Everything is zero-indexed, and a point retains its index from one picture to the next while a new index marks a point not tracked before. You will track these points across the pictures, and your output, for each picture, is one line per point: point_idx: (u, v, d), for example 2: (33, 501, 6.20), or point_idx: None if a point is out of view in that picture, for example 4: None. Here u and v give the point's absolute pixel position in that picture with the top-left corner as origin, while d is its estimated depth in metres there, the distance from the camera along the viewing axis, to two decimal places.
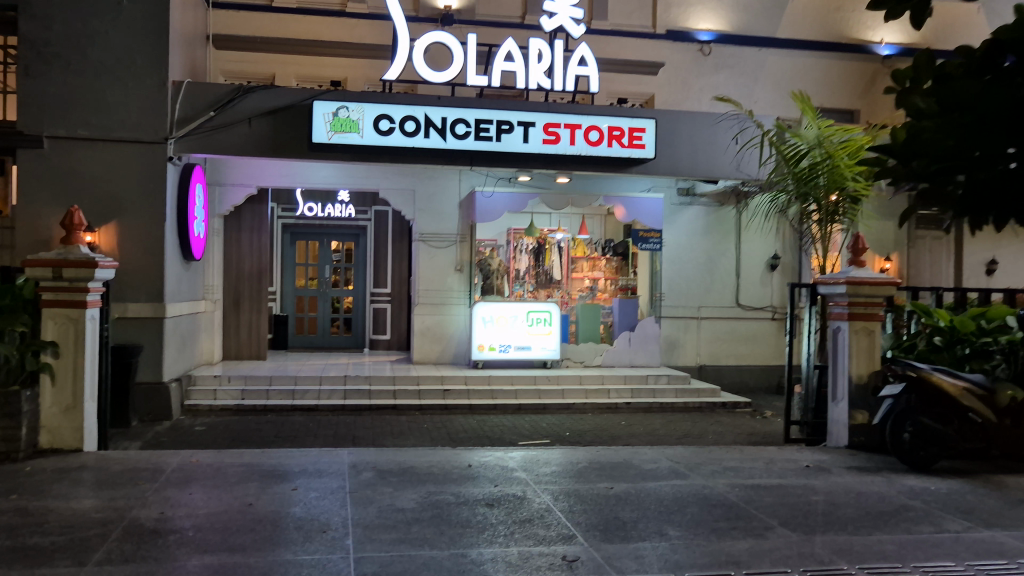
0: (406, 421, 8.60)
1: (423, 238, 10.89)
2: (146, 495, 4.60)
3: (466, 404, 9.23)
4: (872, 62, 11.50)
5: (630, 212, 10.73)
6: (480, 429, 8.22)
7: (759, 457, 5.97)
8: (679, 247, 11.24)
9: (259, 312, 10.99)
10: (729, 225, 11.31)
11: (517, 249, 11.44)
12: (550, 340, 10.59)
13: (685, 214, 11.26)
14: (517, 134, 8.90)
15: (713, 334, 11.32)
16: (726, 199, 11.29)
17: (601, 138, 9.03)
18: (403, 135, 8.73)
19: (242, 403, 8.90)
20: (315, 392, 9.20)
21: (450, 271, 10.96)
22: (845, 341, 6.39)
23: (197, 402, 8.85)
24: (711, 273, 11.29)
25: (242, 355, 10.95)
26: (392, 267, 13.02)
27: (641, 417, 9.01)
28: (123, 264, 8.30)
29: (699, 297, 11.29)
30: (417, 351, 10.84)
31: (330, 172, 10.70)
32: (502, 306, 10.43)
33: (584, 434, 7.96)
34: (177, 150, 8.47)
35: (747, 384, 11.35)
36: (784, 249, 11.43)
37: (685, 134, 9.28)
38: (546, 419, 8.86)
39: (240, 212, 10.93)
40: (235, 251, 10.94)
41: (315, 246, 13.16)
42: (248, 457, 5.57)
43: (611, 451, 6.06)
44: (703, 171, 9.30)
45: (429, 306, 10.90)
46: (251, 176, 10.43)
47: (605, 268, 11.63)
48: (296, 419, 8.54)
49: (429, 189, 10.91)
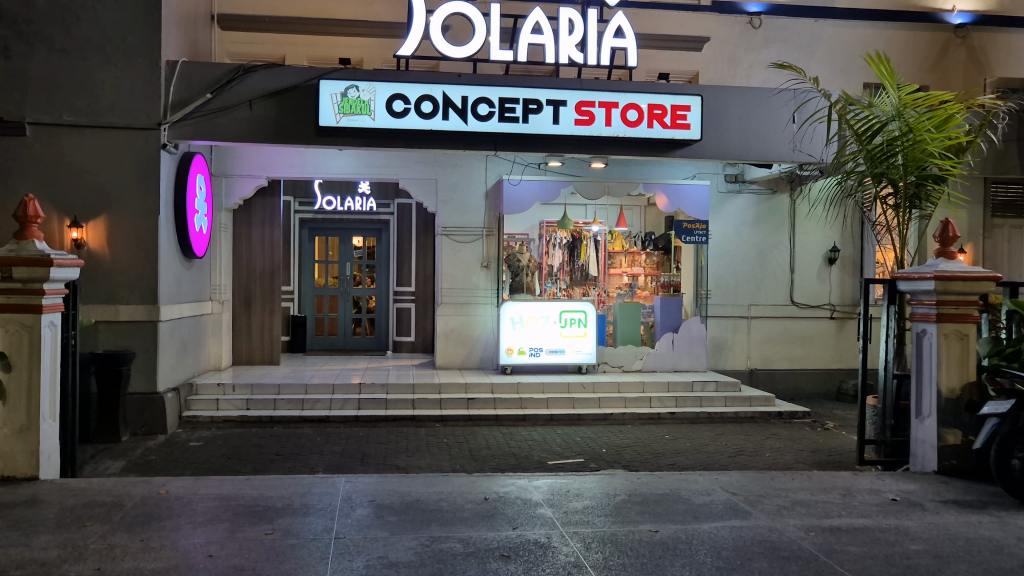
0: (425, 434, 7.74)
1: (447, 233, 10.04)
2: (88, 543, 3.78)
3: (491, 415, 8.33)
4: (943, 33, 10.38)
5: (673, 201, 9.82)
6: (506, 445, 7.32)
7: (833, 487, 5.00)
8: (727, 240, 10.24)
9: (271, 313, 10.26)
10: (783, 214, 10.29)
11: (550, 243, 10.52)
12: (586, 343, 9.63)
13: (734, 203, 10.25)
14: (546, 115, 7.99)
15: (764, 335, 10.30)
16: (779, 186, 10.26)
17: (640, 118, 8.07)
18: (418, 117, 7.84)
19: (247, 413, 8.10)
20: (327, 401, 8.38)
21: (476, 268, 10.10)
22: (933, 348, 5.35)
23: (197, 414, 8.05)
24: (762, 268, 10.28)
25: (253, 360, 10.20)
26: (417, 265, 12.18)
27: (688, 430, 8.05)
28: (114, 262, 7.56)
29: (749, 295, 10.28)
30: (442, 355, 9.97)
31: (346, 162, 9.91)
32: (533, 306, 9.56)
33: (623, 451, 7.04)
34: (171, 136, 7.70)
35: (803, 390, 10.30)
36: (844, 241, 10.36)
37: (734, 112, 8.27)
38: (581, 431, 7.93)
39: (250, 206, 10.17)
40: (245, 249, 10.19)
41: (335, 242, 12.38)
42: (228, 487, 4.75)
43: (655, 479, 5.13)
44: (753, 155, 8.29)
45: (453, 306, 10.05)
46: (261, 166, 9.69)
47: (645, 264, 10.70)
48: (305, 432, 7.73)
49: (453, 178, 10.04)
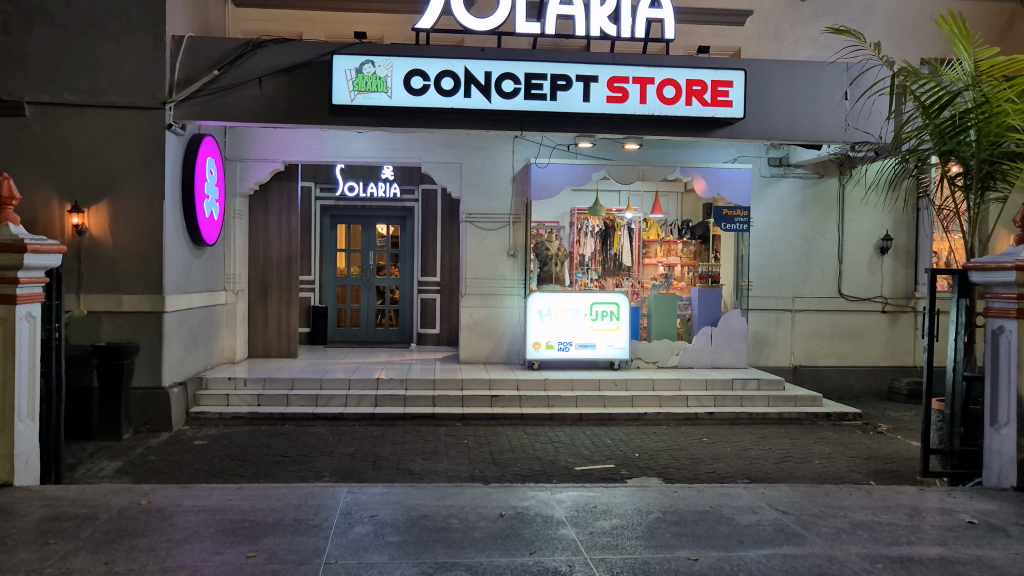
0: (445, 434, 7.25)
1: (472, 219, 9.52)
2: (43, 568, 3.31)
3: (516, 413, 7.80)
4: (1008, 4, 9.60)
5: (713, 186, 9.20)
6: (530, 447, 6.79)
7: (898, 506, 4.39)
8: (770, 228, 9.59)
9: (289, 304, 9.84)
10: (831, 200, 9.61)
11: (581, 231, 9.97)
12: (618, 337, 9.07)
13: (777, 189, 9.59)
14: (575, 91, 7.40)
15: (810, 329, 9.64)
16: (827, 170, 9.58)
17: (678, 94, 7.44)
18: (438, 94, 7.30)
19: (258, 410, 7.68)
20: (342, 397, 7.92)
21: (502, 257, 9.57)
22: (1013, 347, 4.72)
23: (206, 410, 7.62)
24: (808, 258, 9.62)
25: (270, 352, 9.77)
26: (442, 253, 11.67)
27: (728, 432, 7.45)
28: (117, 250, 7.14)
29: (793, 287, 9.62)
30: (465, 349, 9.45)
31: (366, 145, 9.42)
32: (563, 297, 9.01)
33: (658, 456, 6.47)
34: (177, 116, 7.25)
35: (851, 389, 9.62)
36: (897, 229, 9.64)
37: (781, 88, 7.62)
38: (611, 433, 7.37)
39: (266, 191, 9.74)
40: (261, 236, 9.76)
41: (358, 230, 11.93)
42: (216, 499, 4.27)
43: (693, 494, 4.57)
44: (801, 135, 7.64)
45: (478, 298, 9.51)
46: (277, 150, 9.23)
47: (682, 253, 10.06)
48: (318, 430, 7.28)
49: (478, 162, 9.50)
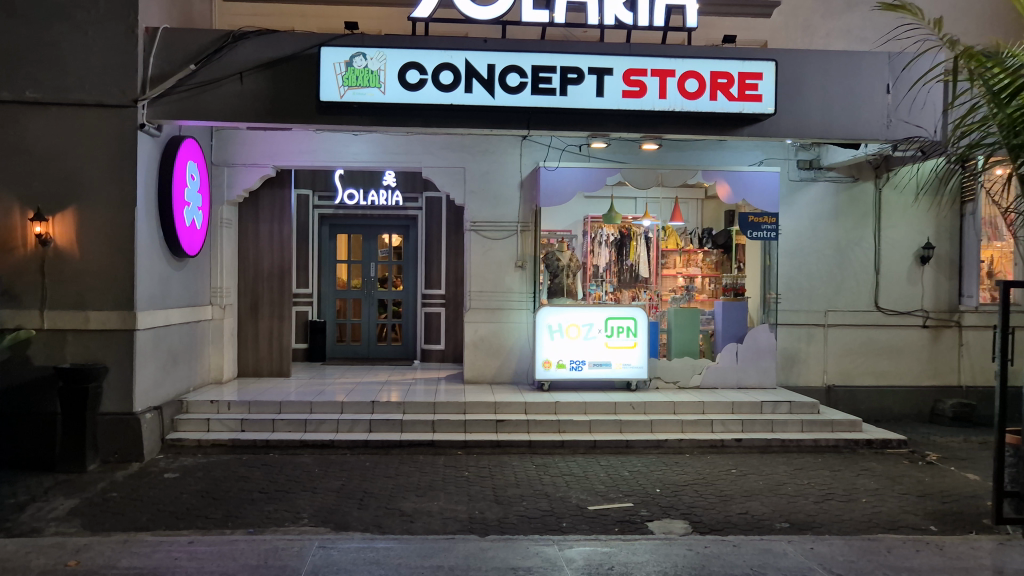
0: (444, 464, 6.54)
1: (477, 228, 8.81)
2: None
3: (524, 440, 7.08)
4: None
5: (738, 191, 8.49)
6: (538, 480, 6.07)
7: (979, 569, 3.64)
8: (800, 236, 8.86)
9: (281, 320, 9.18)
10: (867, 206, 8.87)
11: (595, 241, 9.48)
12: (635, 355, 8.34)
13: (808, 194, 8.86)
14: (588, 86, 6.71)
15: (843, 346, 8.88)
16: (861, 173, 8.84)
17: (701, 88, 6.73)
18: (437, 90, 6.63)
19: (240, 436, 7.00)
20: (334, 422, 7.24)
21: (509, 268, 8.86)
22: None
23: (183, 436, 6.94)
24: (841, 268, 8.87)
25: (260, 372, 9.12)
26: (447, 265, 11.00)
27: (759, 462, 6.70)
28: (85, 262, 6.49)
29: (825, 299, 8.88)
30: (470, 368, 8.75)
31: (362, 148, 8.75)
32: (575, 312, 8.29)
33: (682, 492, 5.73)
34: (151, 115, 6.60)
35: (888, 412, 8.83)
36: (939, 236, 8.86)
37: (816, 81, 6.89)
38: (629, 463, 6.65)
39: (257, 198, 9.10)
40: (252, 247, 9.11)
41: (358, 241, 11.28)
42: (158, 561, 3.58)
43: (729, 551, 3.84)
44: (839, 134, 6.91)
45: (484, 312, 8.81)
46: (268, 154, 8.63)
47: (702, 263, 9.59)
48: (305, 460, 6.61)
49: (483, 166, 8.81)
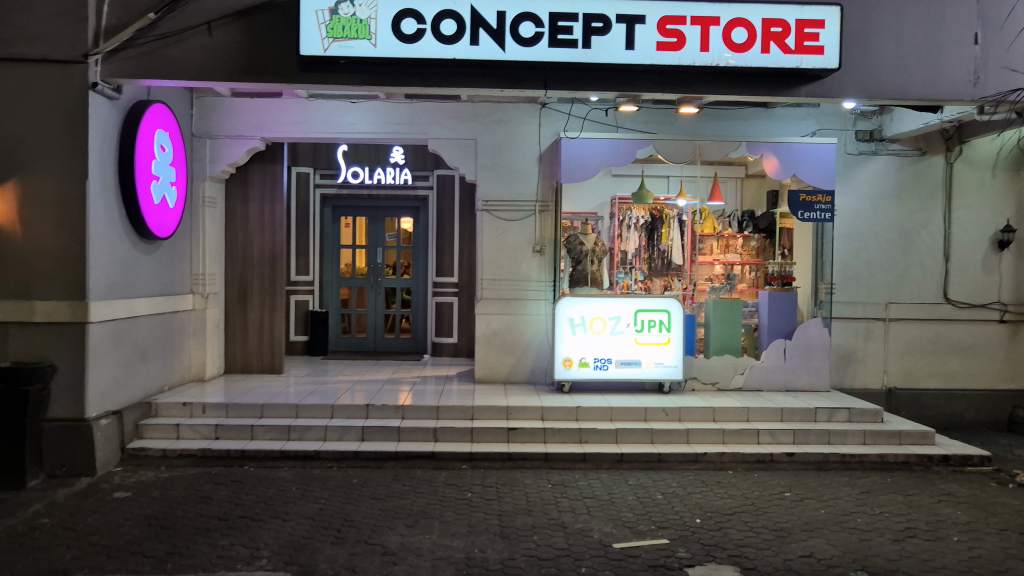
0: (444, 483, 5.59)
1: (489, 207, 7.80)
2: None
3: (539, 453, 6.10)
4: None
5: (787, 165, 7.41)
6: (553, 505, 5.09)
7: None
8: (858, 218, 7.78)
9: (272, 310, 8.25)
10: (936, 183, 7.75)
11: (624, 223, 8.60)
12: (668, 353, 7.32)
13: (868, 169, 7.77)
14: (615, 37, 5.66)
15: (907, 343, 7.80)
16: (930, 145, 7.72)
17: (751, 39, 5.66)
18: (436, 42, 5.62)
19: (212, 445, 6.08)
20: (321, 429, 6.31)
21: (526, 253, 7.86)
22: None
23: (147, 445, 6.03)
24: (905, 255, 7.78)
25: (250, 368, 8.24)
26: (460, 250, 10.01)
27: (818, 483, 5.66)
28: (28, 244, 5.57)
29: (887, 290, 7.80)
30: (480, 364, 7.79)
31: (361, 117, 7.77)
32: (600, 304, 7.28)
33: (728, 525, 4.71)
34: (105, 73, 5.65)
35: (960, 419, 7.73)
36: (1020, 217, 7.73)
37: (889, 31, 5.79)
38: (662, 482, 5.65)
39: (246, 173, 8.18)
40: (240, 229, 8.21)
41: (363, 224, 10.35)
42: None
43: None
44: (915, 94, 5.81)
45: (497, 303, 7.82)
46: (255, 124, 7.71)
47: (742, 250, 8.75)
48: (284, 476, 5.69)
49: (497, 137, 7.79)
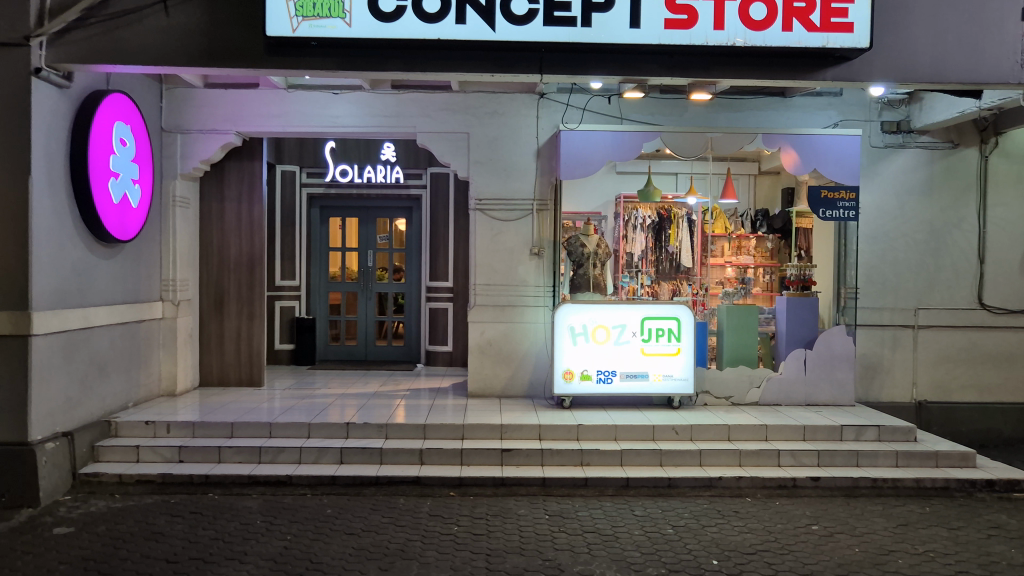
0: (428, 514, 4.97)
1: (483, 207, 7.20)
2: None
3: (536, 477, 5.50)
4: None
5: (807, 159, 6.78)
6: (549, 542, 4.48)
7: None
8: (884, 217, 7.18)
9: (251, 318, 7.67)
10: (969, 177, 7.15)
11: (629, 224, 8.09)
12: (678, 365, 6.72)
13: (894, 163, 7.17)
14: (619, 13, 5.06)
15: (938, 352, 7.20)
16: (962, 136, 7.12)
17: (771, 15, 5.06)
18: (419, 20, 5.02)
19: (173, 470, 5.49)
20: (295, 451, 5.73)
21: (523, 256, 7.25)
22: None
23: (101, 470, 5.44)
24: (936, 257, 7.18)
25: (227, 381, 7.66)
26: (455, 252, 9.41)
27: (848, 514, 5.03)
28: None
29: (915, 295, 7.20)
30: (473, 377, 7.20)
31: (344, 109, 7.18)
32: (604, 311, 6.67)
33: (750, 567, 4.10)
34: (50, 58, 5.07)
35: (997, 435, 7.12)
36: None
37: (925, 6, 5.18)
38: (673, 512, 5.04)
39: (222, 171, 7.60)
40: (215, 231, 7.64)
41: (353, 225, 9.78)
42: None
43: None
44: (955, 76, 5.19)
45: (492, 310, 7.22)
46: (231, 118, 7.14)
47: (755, 251, 8.23)
48: (249, 506, 5.08)
49: (491, 131, 7.19)
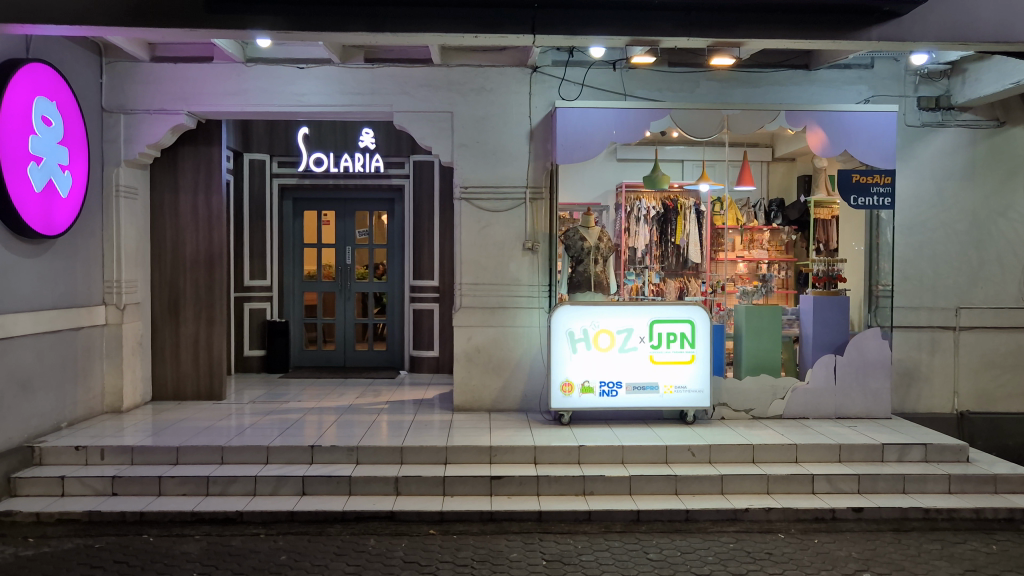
0: (401, 560, 4.13)
1: (469, 196, 6.37)
2: None
3: (531, 512, 4.69)
4: None
5: (837, 138, 5.96)
6: None
7: None
8: (922, 205, 6.37)
9: (211, 323, 6.82)
10: (1015, 159, 6.39)
11: (631, 215, 7.26)
12: (692, 374, 5.90)
13: (932, 144, 6.37)
14: None
15: (981, 356, 6.42)
16: (1009, 113, 6.35)
17: None
18: None
19: (102, 506, 4.65)
20: (249, 481, 4.89)
21: (515, 252, 6.42)
22: None
23: (16, 508, 4.60)
24: (979, 249, 6.40)
25: (183, 395, 6.82)
26: (440, 248, 8.57)
27: (903, 555, 4.21)
28: None
29: (957, 293, 6.40)
30: (461, 389, 6.37)
31: (312, 86, 6.33)
32: (607, 314, 5.85)
33: None
34: None
35: None
36: None
37: None
38: (695, 554, 4.21)
39: (175, 157, 6.75)
40: (169, 226, 6.80)
41: (330, 219, 8.94)
42: None
43: None
44: None
45: (480, 313, 6.39)
46: (182, 95, 6.29)
47: (769, 244, 7.46)
48: (188, 552, 4.22)
49: (478, 109, 6.35)
